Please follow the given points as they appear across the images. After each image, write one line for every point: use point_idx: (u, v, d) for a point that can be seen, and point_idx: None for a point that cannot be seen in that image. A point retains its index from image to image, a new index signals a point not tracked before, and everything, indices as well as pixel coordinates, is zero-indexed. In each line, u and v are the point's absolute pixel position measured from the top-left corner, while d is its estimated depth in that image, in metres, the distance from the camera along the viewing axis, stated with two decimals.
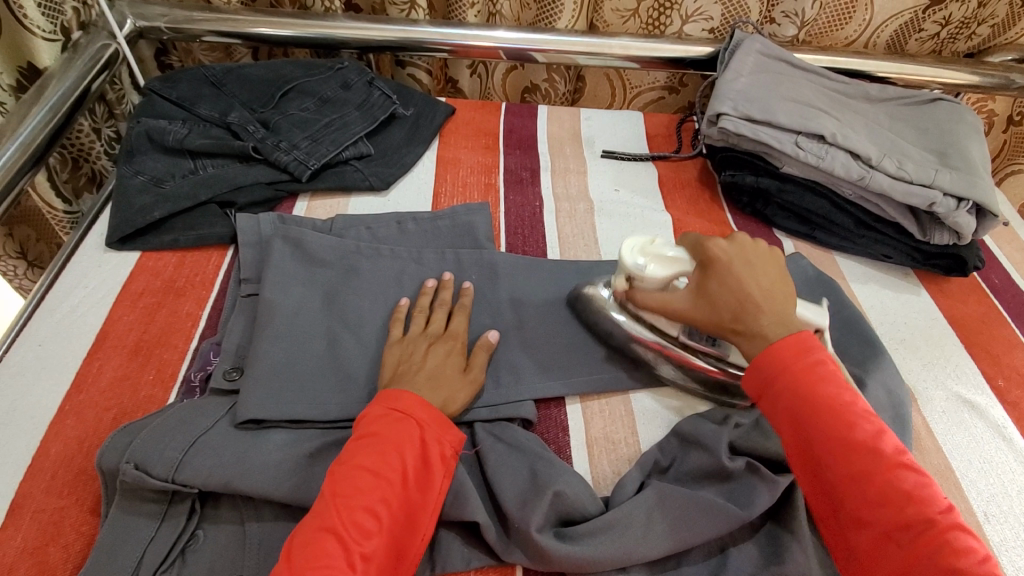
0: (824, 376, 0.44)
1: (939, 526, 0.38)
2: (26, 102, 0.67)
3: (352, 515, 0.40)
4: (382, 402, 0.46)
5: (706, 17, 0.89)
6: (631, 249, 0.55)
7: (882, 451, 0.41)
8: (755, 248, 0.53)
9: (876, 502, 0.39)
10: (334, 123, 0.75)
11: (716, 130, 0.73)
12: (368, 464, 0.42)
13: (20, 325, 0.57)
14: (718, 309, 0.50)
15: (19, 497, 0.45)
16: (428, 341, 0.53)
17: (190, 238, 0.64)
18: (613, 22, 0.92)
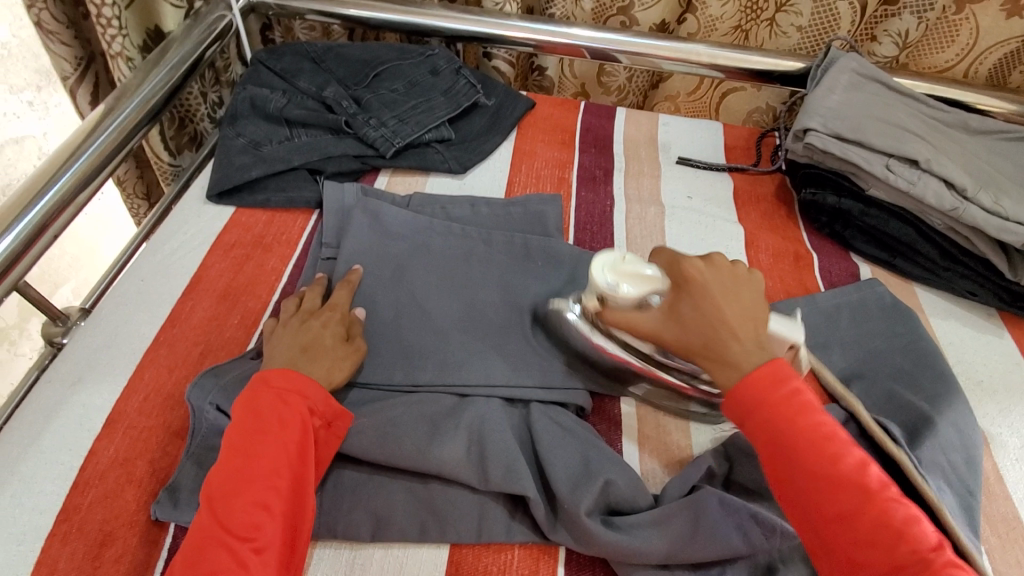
0: (804, 409, 0.43)
1: (934, 565, 0.36)
2: (151, 61, 0.73)
3: (238, 515, 0.40)
4: (246, 399, 0.45)
5: (795, 11, 0.87)
6: (603, 265, 0.51)
7: (867, 487, 0.40)
8: (732, 271, 0.50)
9: (866, 545, 0.38)
10: (420, 105, 0.78)
11: (801, 145, 0.71)
12: (245, 453, 0.43)
13: (110, 278, 0.69)
14: (690, 333, 0.48)
15: (116, 412, 0.50)
16: (304, 316, 0.54)
17: (281, 199, 0.69)
18: (711, 5, 0.89)
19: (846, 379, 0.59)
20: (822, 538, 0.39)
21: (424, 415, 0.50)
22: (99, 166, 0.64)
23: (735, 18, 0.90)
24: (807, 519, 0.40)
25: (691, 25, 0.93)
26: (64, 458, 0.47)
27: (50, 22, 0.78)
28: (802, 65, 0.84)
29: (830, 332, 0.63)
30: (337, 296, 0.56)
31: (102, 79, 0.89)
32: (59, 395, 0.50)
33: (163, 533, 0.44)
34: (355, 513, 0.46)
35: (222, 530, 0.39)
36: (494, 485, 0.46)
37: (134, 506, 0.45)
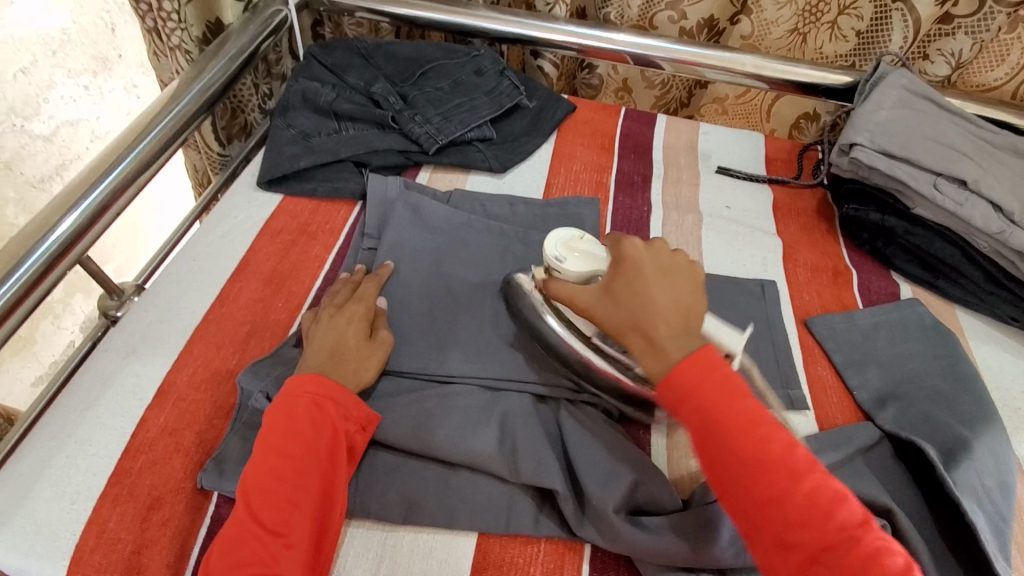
0: (732, 393, 0.43)
1: (861, 541, 0.38)
2: (210, 53, 0.76)
3: (269, 511, 0.41)
4: (283, 397, 0.46)
5: (857, 14, 0.86)
6: (555, 239, 0.54)
7: (795, 467, 0.40)
8: (669, 255, 0.51)
9: (795, 526, 0.39)
10: (464, 104, 0.80)
11: (846, 160, 0.71)
12: (278, 450, 0.43)
13: (156, 262, 0.73)
14: (620, 309, 0.48)
15: (166, 384, 0.52)
16: (333, 311, 0.54)
17: (327, 189, 0.71)
18: (767, 9, 0.89)
19: (881, 398, 0.59)
20: (754, 520, 0.40)
21: (458, 406, 0.51)
22: (158, 151, 0.67)
23: (793, 20, 0.89)
24: (737, 502, 0.41)
25: (746, 27, 0.93)
26: (118, 424, 0.49)
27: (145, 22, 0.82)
28: (849, 78, 0.83)
29: (866, 350, 0.62)
30: (366, 290, 0.57)
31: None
32: (114, 365, 0.53)
33: (207, 501, 0.47)
34: (388, 495, 0.47)
35: (255, 522, 0.41)
36: (524, 477, 0.47)
37: (181, 473, 0.47)
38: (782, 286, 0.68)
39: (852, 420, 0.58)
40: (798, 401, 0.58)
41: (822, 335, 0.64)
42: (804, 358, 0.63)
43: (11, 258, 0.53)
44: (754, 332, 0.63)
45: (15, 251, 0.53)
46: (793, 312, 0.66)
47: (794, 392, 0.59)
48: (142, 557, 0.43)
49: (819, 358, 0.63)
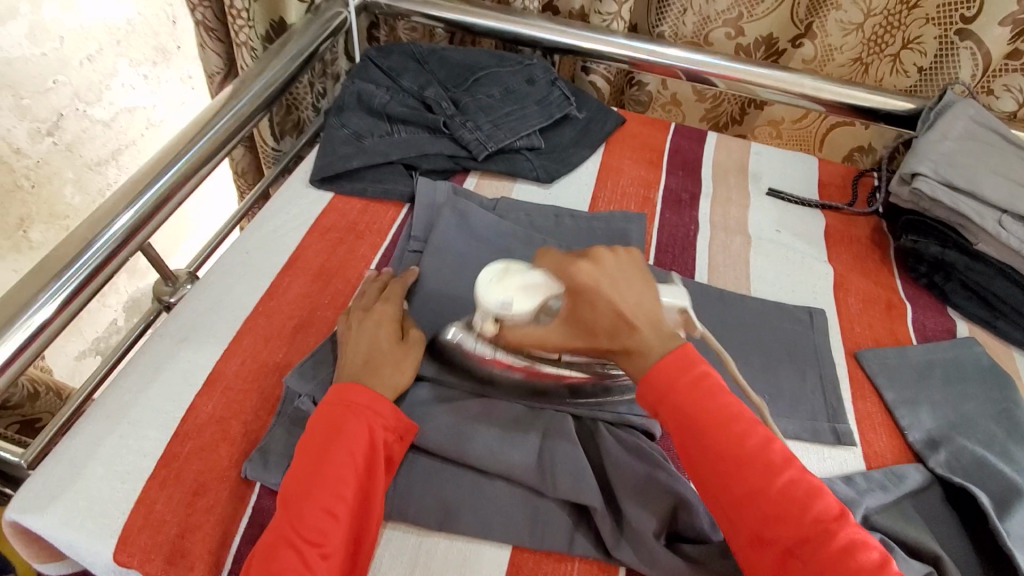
0: (710, 390, 0.44)
1: (835, 534, 0.39)
2: (272, 52, 0.77)
3: (308, 519, 0.41)
4: (327, 402, 0.46)
5: (921, 50, 0.85)
6: (485, 283, 0.49)
7: (771, 462, 0.42)
8: (613, 259, 0.50)
9: (772, 521, 0.40)
10: (515, 113, 0.80)
11: (907, 190, 0.69)
12: (316, 458, 0.44)
13: (209, 251, 0.75)
14: (596, 334, 0.47)
15: (215, 372, 0.53)
16: (362, 317, 0.53)
17: (376, 190, 0.72)
18: (832, 34, 0.87)
19: (933, 440, 0.56)
20: (733, 516, 0.41)
21: (497, 416, 0.51)
22: (220, 146, 0.69)
23: (857, 49, 0.88)
24: (716, 499, 0.42)
25: (808, 51, 0.90)
26: (168, 408, 0.51)
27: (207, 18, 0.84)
28: (912, 106, 0.81)
29: (919, 388, 0.60)
30: (394, 293, 0.56)
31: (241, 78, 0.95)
32: (167, 350, 0.55)
33: (249, 491, 0.47)
34: (425, 500, 0.47)
35: (293, 530, 0.41)
36: (560, 491, 0.47)
37: (226, 462, 0.48)
38: (831, 315, 0.66)
39: (901, 460, 0.56)
40: (845, 436, 0.56)
41: (872, 369, 0.62)
42: (853, 393, 0.60)
43: (79, 243, 0.55)
44: (802, 362, 0.61)
45: (84, 236, 0.56)
46: (842, 343, 0.64)
47: (842, 427, 0.57)
48: (186, 541, 0.44)
49: (868, 393, 0.61)
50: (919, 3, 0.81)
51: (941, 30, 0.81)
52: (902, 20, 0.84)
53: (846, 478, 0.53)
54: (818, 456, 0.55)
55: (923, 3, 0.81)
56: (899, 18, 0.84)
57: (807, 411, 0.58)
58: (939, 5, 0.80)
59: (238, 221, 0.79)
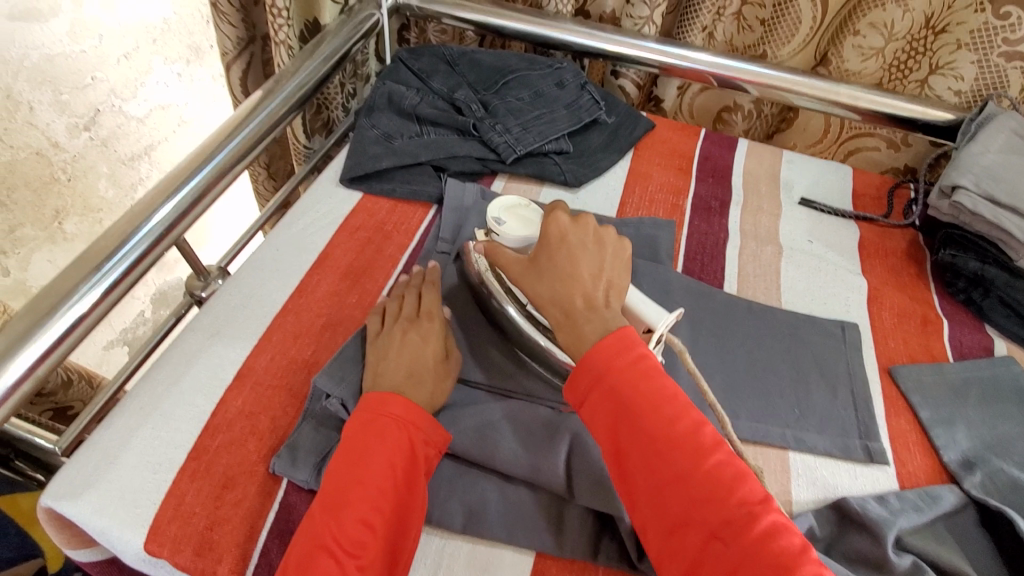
0: (643, 374, 0.42)
1: (758, 518, 0.37)
2: (305, 53, 0.78)
3: (346, 529, 0.41)
4: (368, 411, 0.47)
5: (956, 75, 0.81)
6: (499, 205, 0.58)
7: (700, 446, 0.40)
8: (596, 231, 0.50)
9: (696, 503, 0.38)
10: (544, 116, 0.80)
11: (947, 203, 0.67)
12: (355, 468, 0.44)
13: (240, 247, 0.76)
14: (543, 284, 0.48)
15: (245, 367, 0.54)
16: (401, 329, 0.53)
17: (405, 191, 0.72)
18: (849, 60, 0.85)
19: (969, 460, 0.55)
20: (658, 499, 0.39)
21: (522, 422, 0.51)
22: (253, 144, 0.70)
23: (878, 74, 0.86)
24: (644, 481, 0.40)
25: None
26: (199, 401, 0.51)
27: (225, 3, 0.83)
28: (952, 116, 0.79)
29: (955, 407, 0.58)
30: (430, 301, 0.55)
31: (256, 60, 0.93)
32: (199, 343, 0.56)
33: (277, 486, 0.48)
34: (450, 503, 0.47)
35: (330, 539, 0.41)
36: (584, 499, 0.46)
37: (254, 456, 0.49)
38: (865, 329, 0.65)
39: (936, 481, 0.54)
40: (877, 454, 0.55)
41: (907, 386, 0.60)
42: (887, 410, 0.59)
43: (118, 237, 0.56)
44: (833, 376, 0.60)
45: (122, 230, 0.57)
46: (875, 358, 0.63)
47: (875, 445, 0.55)
48: (214, 533, 0.45)
49: (903, 411, 0.59)
50: (947, 28, 0.79)
51: (979, 55, 0.78)
52: (928, 46, 0.82)
53: (878, 496, 0.52)
54: (849, 473, 0.54)
55: (953, 28, 0.79)
56: (925, 44, 0.82)
57: (837, 426, 0.56)
58: (972, 30, 0.77)
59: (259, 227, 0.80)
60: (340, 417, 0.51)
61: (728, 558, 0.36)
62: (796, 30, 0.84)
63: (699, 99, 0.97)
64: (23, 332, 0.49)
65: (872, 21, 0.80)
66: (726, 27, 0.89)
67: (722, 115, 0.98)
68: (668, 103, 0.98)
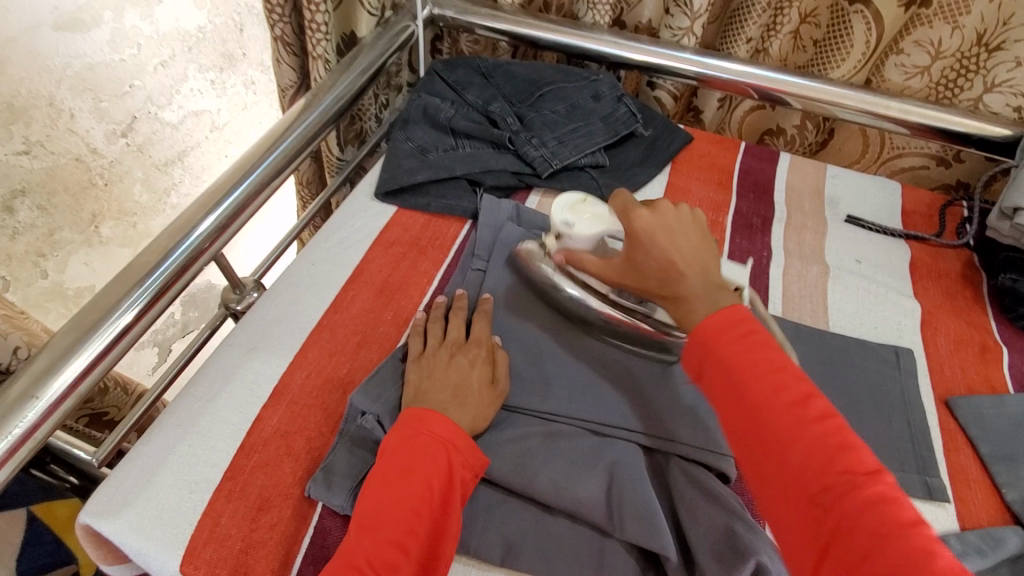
0: (752, 346, 0.43)
1: (864, 489, 0.36)
2: (342, 66, 0.78)
3: (379, 551, 0.40)
4: (405, 427, 0.46)
5: (1015, 91, 0.78)
6: (562, 204, 0.60)
7: (806, 415, 0.40)
8: (675, 214, 0.51)
9: (798, 472, 0.38)
10: (580, 129, 0.78)
11: (1007, 225, 0.65)
12: (392, 487, 0.43)
13: (273, 259, 0.76)
14: (648, 279, 0.50)
15: (280, 385, 0.54)
16: (450, 352, 0.53)
17: (440, 206, 0.72)
18: (892, 79, 0.84)
19: None
20: (759, 466, 0.40)
21: (563, 449, 0.49)
22: (291, 156, 0.70)
23: (925, 92, 0.84)
24: (747, 451, 0.41)
25: None
26: (236, 419, 0.51)
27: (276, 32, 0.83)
28: (1009, 132, 0.75)
29: (1020, 442, 0.55)
30: (478, 328, 0.55)
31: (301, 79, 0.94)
32: (236, 359, 0.55)
33: (312, 510, 0.47)
34: (488, 533, 0.46)
35: (364, 561, 0.40)
36: (628, 534, 0.45)
37: (290, 478, 0.48)
38: (920, 357, 0.62)
39: (999, 522, 0.51)
40: (937, 491, 0.52)
41: (966, 418, 0.57)
42: (945, 443, 0.56)
43: (160, 251, 0.57)
44: (888, 407, 0.57)
45: (163, 245, 0.57)
46: (931, 388, 0.59)
47: (935, 481, 0.52)
48: (250, 557, 0.44)
49: (961, 445, 0.56)
50: (1003, 45, 0.76)
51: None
52: (980, 64, 0.79)
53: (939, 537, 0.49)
54: None
55: (1010, 45, 0.76)
56: (975, 62, 0.79)
57: (894, 460, 0.53)
58: None
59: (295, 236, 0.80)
60: (375, 438, 0.50)
61: (831, 523, 0.36)
62: (845, 52, 0.82)
63: (747, 118, 0.96)
64: (67, 348, 0.49)
65: (918, 39, 0.79)
66: (781, 44, 0.86)
67: (766, 135, 0.98)
68: (707, 115, 0.96)
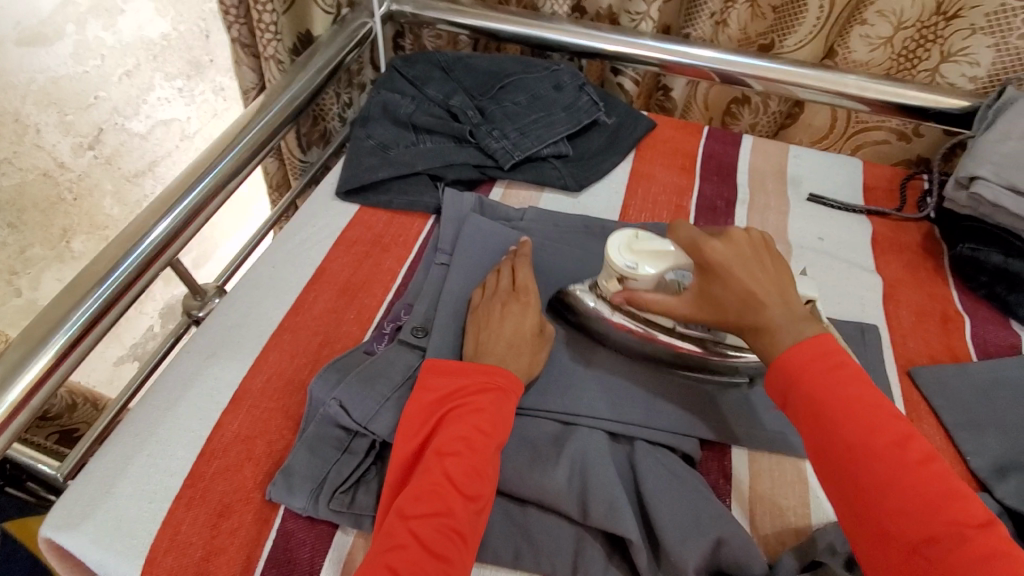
0: (845, 379, 0.43)
1: (978, 541, 0.36)
2: (299, 65, 0.77)
3: (459, 471, 0.44)
4: (474, 372, 0.49)
5: (972, 61, 0.79)
6: (617, 247, 0.52)
7: (907, 458, 0.40)
8: (749, 246, 0.51)
9: (900, 515, 0.38)
10: (542, 120, 0.78)
11: (965, 194, 0.65)
12: (465, 418, 0.46)
13: (237, 264, 0.75)
14: (723, 310, 0.49)
15: (241, 390, 0.53)
16: (502, 302, 0.56)
17: (402, 202, 0.71)
18: (857, 50, 0.84)
19: (1002, 467, 0.52)
20: (854, 504, 0.40)
21: (527, 439, 0.50)
22: (248, 157, 0.69)
23: (886, 64, 0.85)
24: (837, 485, 0.41)
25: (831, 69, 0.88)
26: (195, 427, 0.50)
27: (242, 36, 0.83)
28: (968, 103, 0.76)
29: (983, 409, 0.56)
30: (525, 276, 0.58)
31: None
32: (194, 366, 0.54)
33: (274, 514, 0.47)
34: None
35: (448, 481, 0.43)
36: (593, 520, 0.45)
37: (251, 482, 0.48)
38: (883, 330, 0.62)
39: None
40: None
41: (929, 389, 0.57)
42: (909, 414, 0.56)
43: (110, 260, 0.56)
44: None
45: (115, 253, 0.56)
46: (894, 360, 0.60)
47: None
48: (211, 564, 0.44)
49: (925, 415, 0.56)
50: (961, 12, 0.77)
51: (996, 39, 0.76)
52: (938, 32, 0.80)
53: None
54: None
55: (967, 12, 0.76)
56: (934, 31, 0.80)
57: None
58: (988, 14, 0.75)
59: (271, 225, 0.80)
60: (336, 435, 0.50)
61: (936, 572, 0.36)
62: (804, 17, 0.82)
63: (710, 95, 0.96)
64: (19, 359, 0.48)
65: (881, 8, 0.79)
66: (740, 14, 0.85)
67: (734, 104, 0.97)
68: (676, 92, 0.96)
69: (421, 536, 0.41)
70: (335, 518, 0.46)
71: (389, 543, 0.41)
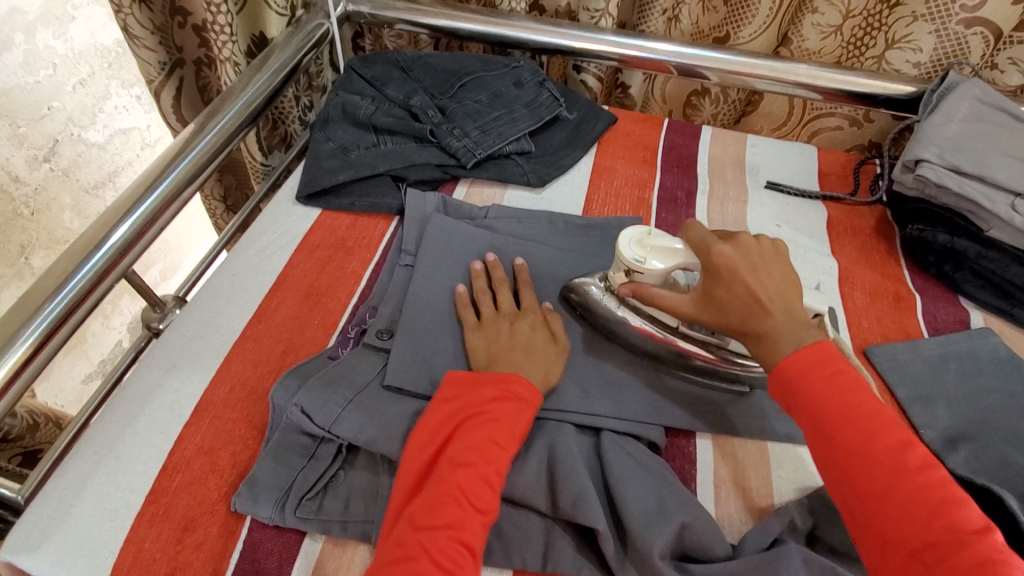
0: (847, 386, 0.44)
1: (972, 547, 0.37)
2: (253, 68, 0.76)
3: (471, 481, 0.43)
4: (496, 381, 0.49)
5: (913, 47, 0.81)
6: (628, 241, 0.54)
7: (907, 465, 0.41)
8: (758, 248, 0.51)
9: (898, 522, 0.39)
10: (502, 117, 0.78)
11: (912, 176, 0.67)
12: (480, 427, 0.46)
13: (199, 274, 0.74)
14: (726, 313, 0.50)
15: (202, 401, 0.52)
16: (509, 320, 0.56)
17: (364, 204, 0.70)
18: (810, 38, 0.86)
19: (953, 438, 0.54)
20: (853, 509, 0.41)
21: None
22: (204, 164, 0.67)
23: (837, 51, 0.87)
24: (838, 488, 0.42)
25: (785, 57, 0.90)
26: (156, 442, 0.49)
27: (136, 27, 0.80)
28: (913, 89, 0.78)
29: (934, 382, 0.58)
30: (531, 301, 0.58)
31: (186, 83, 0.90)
32: (154, 379, 0.53)
33: (240, 524, 0.46)
34: None
35: (459, 490, 0.43)
36: (560, 511, 0.45)
37: (216, 494, 0.47)
38: (839, 311, 0.64)
39: None
40: None
41: (883, 366, 0.59)
42: None
43: (60, 275, 0.54)
44: None
45: (65, 268, 0.55)
46: (851, 340, 0.62)
47: None
48: None
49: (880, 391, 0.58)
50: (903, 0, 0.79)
51: (936, 25, 0.78)
52: (883, 20, 0.82)
53: None
54: None
55: None
56: (880, 18, 0.83)
57: None
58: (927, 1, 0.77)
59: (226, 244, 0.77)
60: (300, 441, 0.49)
61: None
62: (756, 8, 0.84)
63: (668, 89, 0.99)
64: None
65: None
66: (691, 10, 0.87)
67: (694, 96, 0.98)
68: (635, 88, 0.97)
69: (431, 549, 0.40)
70: (302, 525, 0.46)
71: (401, 553, 0.41)
